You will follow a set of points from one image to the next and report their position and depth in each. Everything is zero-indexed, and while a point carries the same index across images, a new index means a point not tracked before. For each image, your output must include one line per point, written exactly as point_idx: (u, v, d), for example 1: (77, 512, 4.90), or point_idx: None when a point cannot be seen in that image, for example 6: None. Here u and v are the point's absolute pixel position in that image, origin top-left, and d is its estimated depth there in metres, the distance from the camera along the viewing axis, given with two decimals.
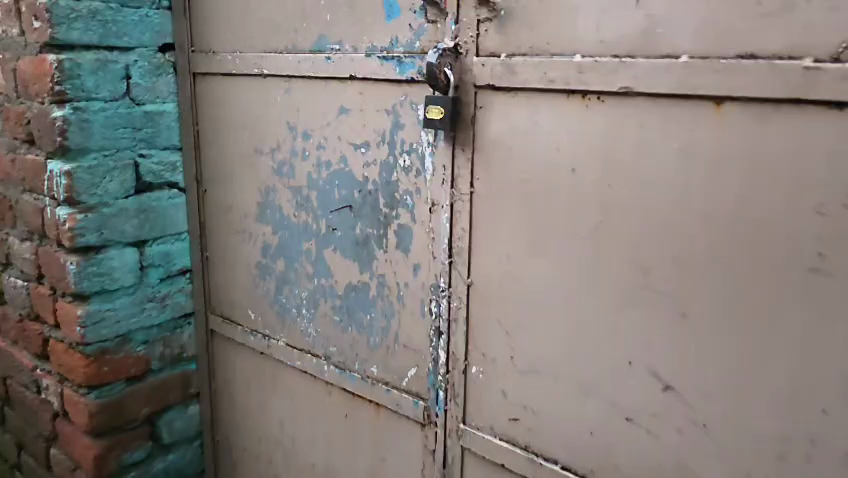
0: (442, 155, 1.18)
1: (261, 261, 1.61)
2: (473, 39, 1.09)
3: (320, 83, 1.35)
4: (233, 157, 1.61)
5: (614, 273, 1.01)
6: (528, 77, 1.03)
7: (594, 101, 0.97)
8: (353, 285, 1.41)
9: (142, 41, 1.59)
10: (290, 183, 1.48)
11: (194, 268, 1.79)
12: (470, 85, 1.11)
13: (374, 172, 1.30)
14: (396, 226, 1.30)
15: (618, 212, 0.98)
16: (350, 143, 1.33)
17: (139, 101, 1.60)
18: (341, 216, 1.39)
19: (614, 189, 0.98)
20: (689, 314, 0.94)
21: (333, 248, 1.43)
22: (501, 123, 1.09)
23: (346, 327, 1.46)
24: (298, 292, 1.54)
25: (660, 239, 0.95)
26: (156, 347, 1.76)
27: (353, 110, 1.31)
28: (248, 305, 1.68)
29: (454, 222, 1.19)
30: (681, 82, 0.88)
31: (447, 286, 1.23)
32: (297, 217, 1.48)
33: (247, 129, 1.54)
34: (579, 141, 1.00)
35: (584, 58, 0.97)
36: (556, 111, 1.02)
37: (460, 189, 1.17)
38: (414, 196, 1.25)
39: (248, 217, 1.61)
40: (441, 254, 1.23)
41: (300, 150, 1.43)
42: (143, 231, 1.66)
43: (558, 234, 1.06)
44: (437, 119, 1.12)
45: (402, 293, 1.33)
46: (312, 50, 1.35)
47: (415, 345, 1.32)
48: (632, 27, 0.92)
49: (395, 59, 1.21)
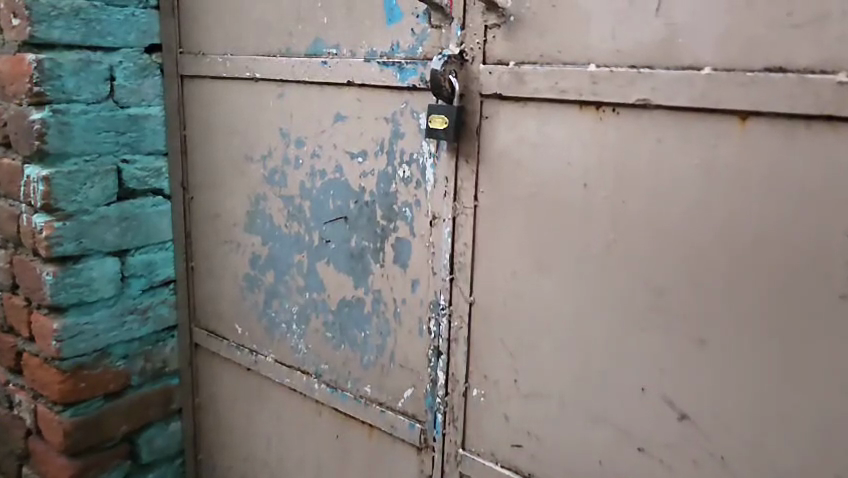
0: (444, 167, 1.13)
1: (249, 273, 1.54)
2: (479, 46, 1.04)
3: (316, 88, 1.29)
4: (222, 163, 1.53)
5: (626, 294, 0.96)
6: (538, 86, 0.98)
7: (608, 113, 0.92)
8: (347, 300, 1.35)
9: (127, 41, 1.51)
10: (282, 192, 1.41)
11: (178, 279, 1.71)
12: (475, 94, 1.05)
13: (371, 183, 1.24)
14: (394, 239, 1.24)
15: (632, 231, 0.93)
16: (347, 152, 1.27)
17: (123, 103, 1.53)
18: (336, 227, 1.33)
19: (628, 206, 0.93)
20: (708, 341, 0.90)
21: (326, 261, 1.36)
22: (508, 134, 1.03)
23: (338, 344, 1.39)
24: (288, 306, 1.47)
25: (676, 260, 0.90)
26: (137, 362, 1.67)
27: (350, 118, 1.25)
28: (235, 319, 1.61)
29: (456, 236, 1.14)
30: (703, 95, 0.84)
31: (447, 304, 1.18)
32: (289, 228, 1.41)
33: (237, 135, 1.48)
34: (592, 154, 0.95)
35: (599, 68, 0.92)
36: (567, 123, 0.97)
37: (463, 202, 1.12)
38: (414, 208, 1.19)
39: (237, 226, 1.54)
40: (442, 270, 1.17)
41: (292, 159, 1.37)
42: (124, 240, 1.58)
43: (567, 252, 1.00)
44: (440, 129, 1.07)
45: (399, 310, 1.26)
46: (307, 54, 1.29)
47: (413, 364, 1.27)
48: (650, 36, 0.87)
49: (396, 65, 1.15)
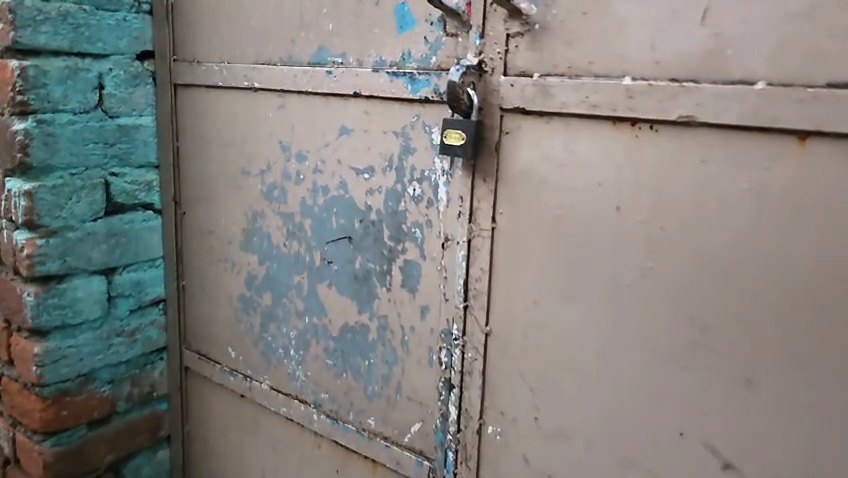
0: (459, 186, 1.04)
1: (245, 294, 1.44)
2: (500, 56, 0.96)
3: (319, 100, 1.21)
4: (217, 177, 1.44)
5: (664, 327, 0.89)
6: (566, 100, 0.90)
7: (645, 130, 0.85)
8: (350, 327, 1.26)
9: (118, 48, 1.43)
10: (281, 209, 1.32)
11: (169, 298, 1.60)
12: (495, 107, 0.97)
13: (378, 201, 1.16)
14: (402, 261, 1.15)
15: (672, 260, 0.86)
16: (352, 167, 1.18)
17: (113, 113, 1.44)
18: (338, 248, 1.24)
19: (668, 233, 0.86)
20: (756, 381, 0.83)
21: (327, 283, 1.27)
22: (531, 152, 0.95)
23: (340, 373, 1.29)
24: (286, 330, 1.37)
25: (721, 292, 0.83)
26: (123, 387, 1.57)
27: (357, 131, 1.16)
28: (229, 342, 1.51)
29: (471, 260, 1.05)
30: (755, 113, 0.77)
31: (459, 334, 1.09)
32: (288, 248, 1.32)
33: (234, 147, 1.39)
34: (626, 175, 0.88)
35: (635, 81, 0.84)
36: (599, 141, 0.89)
37: (479, 224, 1.03)
38: (424, 229, 1.11)
39: (232, 244, 1.44)
40: (455, 296, 1.08)
41: (293, 174, 1.28)
42: (112, 258, 1.48)
43: (598, 280, 0.93)
44: (456, 145, 0.98)
45: (407, 338, 1.18)
46: (311, 63, 1.21)
47: (422, 397, 1.18)
48: (694, 47, 0.80)
49: (407, 75, 1.06)
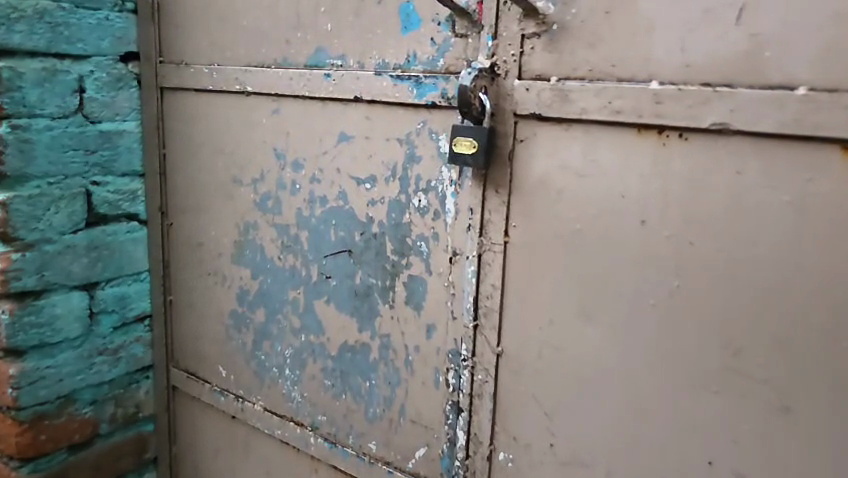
0: (468, 197, 0.97)
1: (236, 310, 1.36)
2: (514, 58, 0.89)
3: (317, 104, 1.13)
4: (206, 186, 1.36)
5: (693, 350, 0.82)
6: (586, 105, 0.84)
7: (673, 138, 0.79)
8: (349, 345, 1.18)
9: (100, 49, 1.34)
10: (275, 221, 1.24)
11: (155, 314, 1.52)
12: (509, 113, 0.90)
13: (380, 212, 1.09)
14: (406, 276, 1.08)
15: (702, 277, 0.80)
16: (352, 177, 1.11)
17: (94, 118, 1.35)
18: (337, 262, 1.16)
19: (698, 249, 0.80)
20: (794, 408, 0.77)
21: (325, 299, 1.20)
22: (548, 161, 0.89)
23: (339, 394, 1.22)
24: (281, 349, 1.30)
25: (757, 314, 0.77)
26: (106, 408, 1.48)
27: (357, 138, 1.09)
28: (219, 360, 1.43)
29: (482, 276, 0.98)
30: (796, 120, 0.70)
31: (468, 355, 1.02)
32: (283, 261, 1.25)
33: (225, 155, 1.31)
34: (652, 187, 0.81)
35: (663, 85, 0.78)
36: (622, 149, 0.83)
37: (491, 237, 0.96)
38: (430, 242, 1.04)
39: (222, 257, 1.36)
40: (464, 314, 1.02)
41: (289, 183, 1.21)
42: (93, 271, 1.40)
43: (620, 299, 0.87)
44: (467, 153, 0.92)
45: (411, 358, 1.10)
46: (307, 65, 1.13)
47: (427, 420, 1.11)
48: (729, 48, 0.74)
49: (412, 78, 1.00)
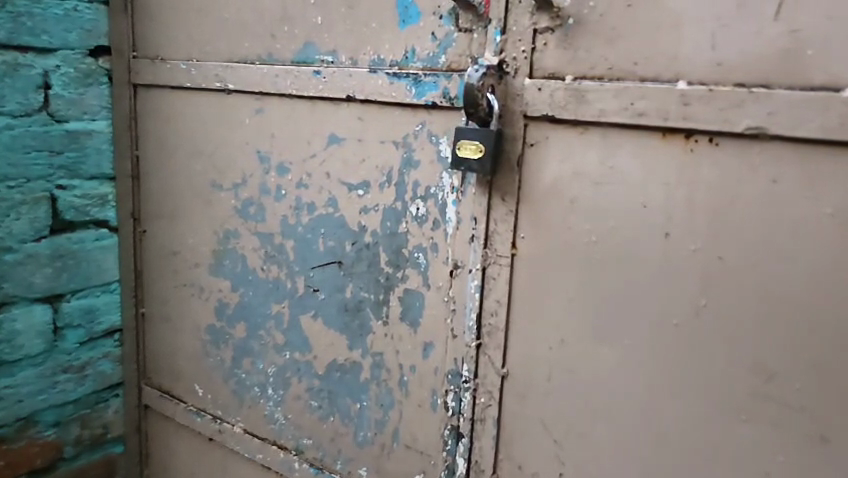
0: (471, 205, 0.90)
1: (214, 325, 1.27)
2: (525, 54, 0.82)
3: (305, 103, 1.05)
4: (182, 191, 1.26)
5: (721, 374, 0.75)
6: (605, 106, 0.77)
7: (702, 143, 0.72)
8: (338, 364, 1.09)
9: (67, 41, 1.24)
10: (258, 228, 1.15)
11: (125, 328, 1.41)
12: (518, 115, 0.83)
13: (373, 220, 1.00)
14: (401, 291, 1.00)
15: (732, 295, 0.73)
16: (343, 182, 1.03)
17: (60, 117, 1.25)
18: (326, 273, 1.08)
19: (727, 264, 0.73)
20: (833, 439, 0.70)
21: (312, 314, 1.11)
22: (561, 167, 0.82)
23: (326, 416, 1.13)
24: (263, 367, 1.20)
25: (793, 336, 0.70)
26: (71, 430, 1.37)
27: (350, 140, 1.01)
28: (195, 378, 1.33)
29: (486, 291, 0.91)
30: (842, 124, 0.64)
31: (470, 376, 0.94)
32: (267, 272, 1.16)
33: (202, 157, 1.21)
34: (678, 196, 0.74)
35: (691, 85, 0.71)
36: (644, 155, 0.76)
37: (496, 249, 0.89)
38: (429, 253, 0.96)
39: (199, 268, 1.27)
40: (465, 333, 0.94)
41: (273, 188, 1.11)
42: (57, 283, 1.29)
43: (639, 317, 0.80)
44: (473, 158, 0.84)
45: (406, 378, 1.02)
46: (295, 61, 1.05)
47: (423, 445, 1.02)
48: (766, 46, 0.68)
49: (410, 76, 0.92)
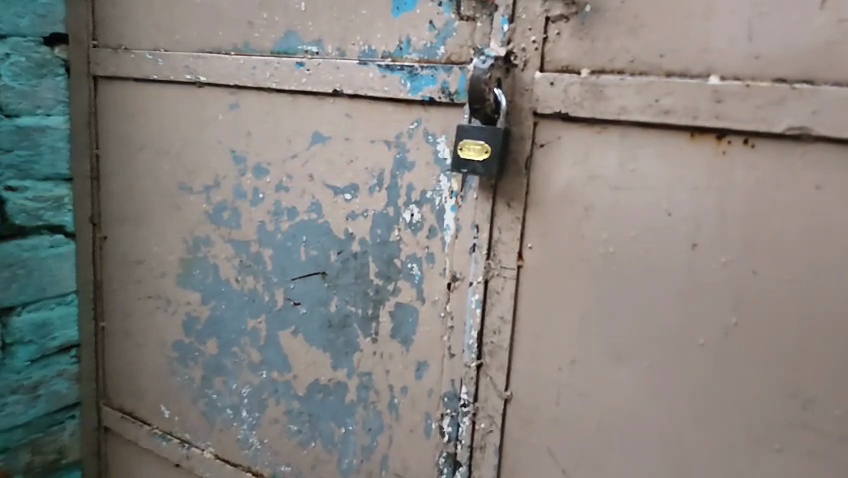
0: (473, 212, 0.81)
1: (182, 341, 1.16)
2: (534, 45, 0.74)
3: (285, 98, 0.95)
4: (147, 194, 1.15)
5: (753, 401, 0.68)
6: (625, 103, 0.69)
7: (736, 145, 0.65)
8: (321, 384, 1.00)
9: (18, 27, 1.11)
10: (231, 235, 1.05)
11: (83, 344, 1.29)
12: (527, 112, 0.75)
13: (362, 227, 0.91)
14: (393, 305, 0.91)
15: (767, 313, 0.66)
16: (328, 185, 0.93)
17: (10, 110, 1.12)
18: (307, 285, 0.98)
19: (762, 279, 0.66)
20: None
21: (292, 330, 1.01)
22: (575, 170, 0.74)
23: (307, 441, 1.03)
24: (236, 387, 1.10)
25: (836, 359, 0.63)
26: (20, 456, 1.23)
27: (336, 139, 0.91)
28: (161, 399, 1.21)
29: (488, 306, 0.82)
30: None
31: (469, 400, 0.86)
32: (241, 283, 1.05)
33: (170, 157, 1.11)
34: (707, 203, 0.67)
35: (725, 81, 0.64)
36: (670, 158, 0.69)
37: (500, 260, 0.81)
38: (423, 264, 0.87)
39: (165, 278, 1.15)
40: (464, 352, 0.85)
41: (249, 191, 1.01)
42: (6, 294, 1.16)
43: (661, 336, 0.72)
44: (477, 159, 0.75)
45: (397, 401, 0.93)
46: (275, 52, 0.95)
47: (415, 474, 0.93)
48: (809, 38, 0.61)
49: (405, 69, 0.83)
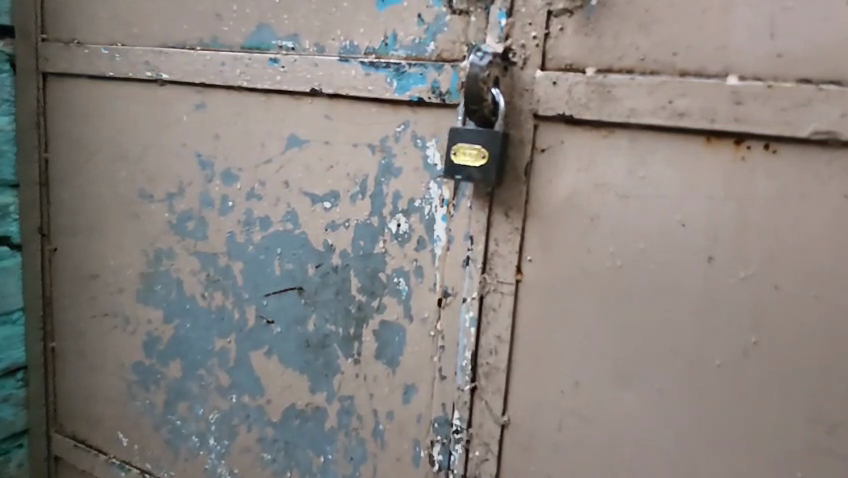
0: (467, 222, 0.75)
1: (142, 362, 1.06)
2: (535, 42, 0.68)
3: (257, 98, 0.87)
4: (103, 202, 1.05)
5: (773, 426, 0.63)
6: (635, 105, 0.64)
7: (756, 150, 0.60)
8: (298, 409, 0.91)
9: None
10: (197, 247, 0.96)
11: (30, 366, 1.17)
12: (527, 115, 0.69)
13: (343, 239, 0.84)
14: (377, 323, 0.83)
15: (789, 332, 0.61)
16: (305, 192, 0.85)
17: None
18: (282, 302, 0.90)
19: (785, 295, 0.61)
20: None
21: (265, 350, 0.93)
22: (579, 178, 0.68)
23: (282, 471, 0.95)
24: (203, 412, 1.01)
25: None
26: None
27: (314, 143, 0.84)
28: (118, 425, 1.11)
29: (484, 324, 0.76)
30: None
31: (462, 426, 0.79)
32: (209, 300, 0.96)
33: (129, 162, 1.01)
34: (725, 213, 0.62)
35: (745, 81, 0.59)
36: (683, 164, 0.63)
37: (497, 275, 0.74)
38: (411, 278, 0.80)
39: (124, 294, 1.06)
40: (458, 374, 0.78)
41: (217, 199, 0.93)
42: None
43: (673, 356, 0.67)
44: (473, 165, 0.69)
45: (382, 427, 0.85)
46: (245, 47, 0.87)
47: None
48: (838, 35, 0.56)
49: (391, 67, 0.76)
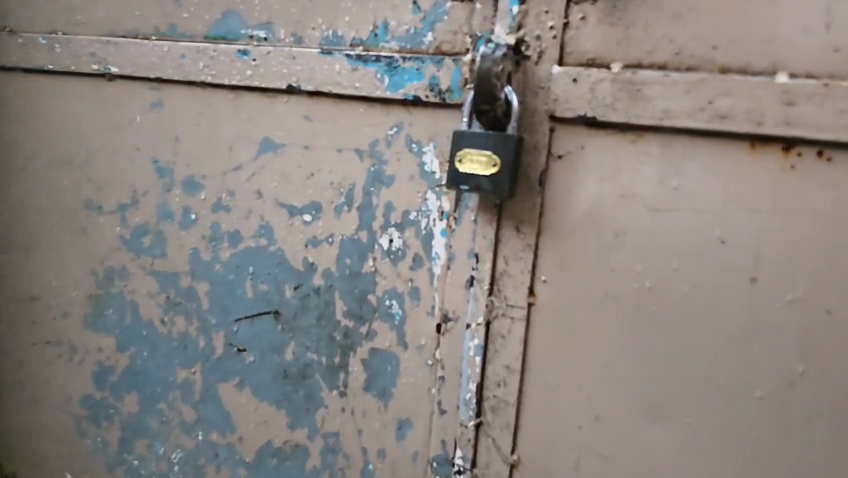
0: (471, 238, 0.66)
1: (93, 395, 0.93)
2: (551, 33, 0.60)
3: (224, 96, 0.76)
4: (43, 215, 0.92)
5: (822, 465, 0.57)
6: (670, 106, 0.56)
7: (807, 158, 0.54)
8: (274, 447, 0.81)
9: None
10: (154, 266, 0.84)
11: None
12: (542, 116, 0.61)
13: (326, 257, 0.74)
14: (366, 350, 0.74)
15: (843, 361, 0.55)
16: (282, 204, 0.75)
17: None
18: (256, 328, 0.79)
19: (838, 320, 0.54)
20: None
21: (236, 382, 0.82)
22: (602, 188, 0.60)
23: None
24: (164, 451, 0.89)
25: None
26: None
27: (292, 147, 0.73)
28: (64, 466, 0.98)
29: (490, 353, 0.67)
30: None
31: (466, 467, 0.70)
32: (169, 325, 0.85)
33: (73, 168, 0.88)
34: (770, 228, 0.55)
35: (796, 79, 0.53)
36: (723, 173, 0.56)
37: (506, 297, 0.66)
38: (406, 301, 0.71)
39: (69, 319, 0.93)
40: (460, 409, 0.69)
41: (177, 211, 0.81)
42: None
43: (708, 388, 0.60)
44: (482, 173, 0.60)
45: (372, 467, 0.76)
46: (209, 37, 0.76)
47: None
48: None
49: (382, 60, 0.66)
